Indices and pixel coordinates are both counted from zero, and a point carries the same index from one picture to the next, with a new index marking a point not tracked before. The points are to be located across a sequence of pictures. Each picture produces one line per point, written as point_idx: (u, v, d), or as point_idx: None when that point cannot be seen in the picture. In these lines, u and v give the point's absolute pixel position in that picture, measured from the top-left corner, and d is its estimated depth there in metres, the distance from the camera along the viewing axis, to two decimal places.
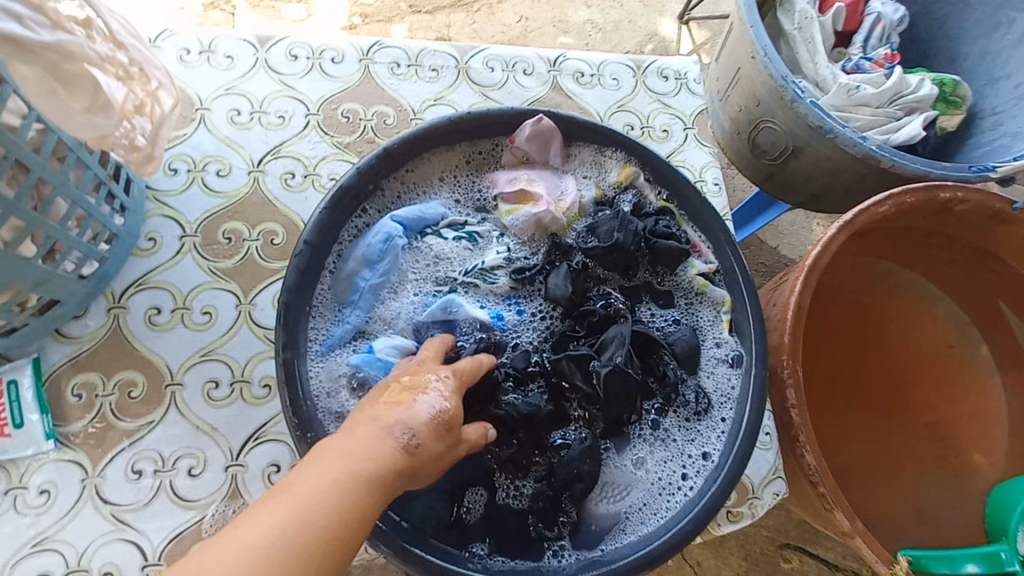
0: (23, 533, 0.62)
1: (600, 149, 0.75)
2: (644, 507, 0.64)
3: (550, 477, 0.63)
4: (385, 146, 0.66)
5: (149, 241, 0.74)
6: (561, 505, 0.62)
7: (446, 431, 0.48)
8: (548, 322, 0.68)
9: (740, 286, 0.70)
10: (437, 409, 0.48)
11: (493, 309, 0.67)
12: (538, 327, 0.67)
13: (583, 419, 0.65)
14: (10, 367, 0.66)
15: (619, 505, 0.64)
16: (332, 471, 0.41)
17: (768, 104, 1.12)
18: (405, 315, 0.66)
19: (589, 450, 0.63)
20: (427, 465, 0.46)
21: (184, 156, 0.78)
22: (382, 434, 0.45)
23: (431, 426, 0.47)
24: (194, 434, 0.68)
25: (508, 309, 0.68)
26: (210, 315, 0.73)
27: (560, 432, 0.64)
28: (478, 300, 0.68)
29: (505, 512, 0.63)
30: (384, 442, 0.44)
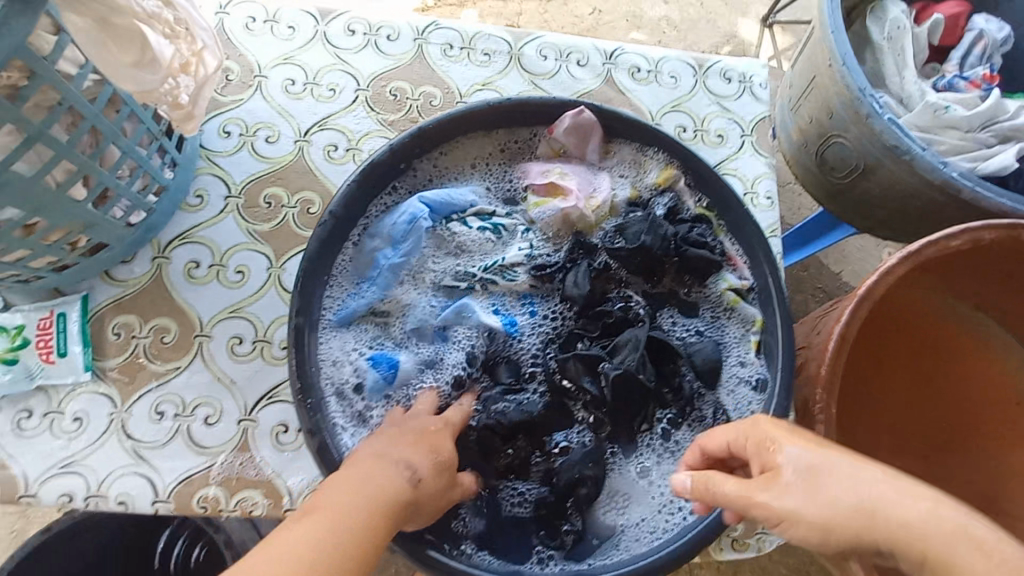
0: (55, 453, 0.68)
1: (642, 148, 0.72)
2: (642, 523, 0.61)
3: (552, 480, 0.61)
4: (421, 125, 0.66)
5: (197, 198, 0.78)
6: (567, 513, 0.60)
7: (442, 472, 0.52)
8: (559, 323, 0.66)
9: (774, 306, 0.65)
10: (433, 456, 0.52)
11: (508, 316, 0.66)
12: (545, 330, 0.66)
13: (590, 422, 0.63)
14: (63, 301, 0.72)
15: (616, 516, 0.62)
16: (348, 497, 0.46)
17: (841, 117, 1.04)
18: (419, 311, 0.66)
19: (591, 453, 0.61)
20: (425, 502, 0.51)
21: (237, 120, 0.82)
22: (390, 468, 0.49)
23: (430, 465, 0.51)
24: (214, 385, 0.72)
25: (522, 312, 0.67)
26: (243, 274, 0.76)
27: (564, 434, 0.63)
28: (492, 302, 0.67)
29: (506, 520, 0.60)
30: (393, 476, 0.49)
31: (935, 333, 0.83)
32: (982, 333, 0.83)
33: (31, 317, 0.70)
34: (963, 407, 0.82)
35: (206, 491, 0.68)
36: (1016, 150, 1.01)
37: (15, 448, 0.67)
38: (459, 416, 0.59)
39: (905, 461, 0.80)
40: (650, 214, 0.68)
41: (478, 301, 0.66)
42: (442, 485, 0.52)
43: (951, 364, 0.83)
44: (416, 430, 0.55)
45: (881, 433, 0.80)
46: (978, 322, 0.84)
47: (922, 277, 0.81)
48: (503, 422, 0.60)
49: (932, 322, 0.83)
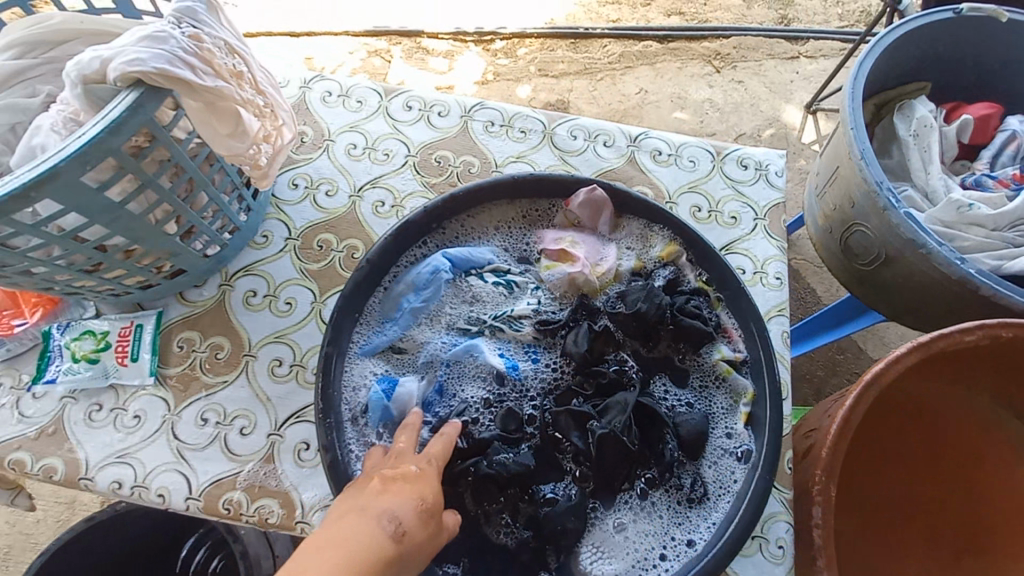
0: (114, 444, 0.78)
1: (649, 224, 0.79)
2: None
3: (536, 529, 0.63)
4: (452, 192, 0.77)
5: (263, 237, 0.91)
6: (545, 559, 0.63)
7: (427, 520, 0.53)
8: (558, 374, 0.72)
9: (764, 378, 0.69)
10: (419, 504, 0.53)
11: (511, 359, 0.73)
12: (547, 377, 0.72)
13: (575, 475, 0.66)
14: (142, 314, 0.85)
15: (590, 563, 0.64)
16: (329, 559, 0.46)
17: (862, 207, 1.07)
18: (433, 348, 0.75)
19: (576, 507, 0.63)
20: (414, 553, 0.51)
21: (305, 175, 0.96)
22: (375, 519, 0.50)
23: (414, 514, 0.52)
24: (252, 400, 0.82)
25: (525, 358, 0.73)
26: (291, 305, 0.87)
27: (550, 486, 0.66)
28: (500, 345, 0.74)
29: (492, 547, 0.63)
30: (376, 526, 0.50)
31: (953, 429, 0.83)
32: (1009, 435, 0.82)
33: (115, 325, 0.84)
34: (980, 509, 0.79)
35: (232, 494, 0.76)
36: None
37: (83, 435, 0.79)
38: (438, 447, 0.61)
39: (908, 549, 0.78)
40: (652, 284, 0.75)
41: (486, 345, 0.74)
42: (428, 535, 0.52)
43: (973, 464, 0.81)
44: (402, 476, 0.56)
45: (885, 521, 0.80)
46: (1004, 423, 0.82)
47: (938, 368, 0.82)
48: (500, 469, 0.63)
49: (949, 416, 0.83)
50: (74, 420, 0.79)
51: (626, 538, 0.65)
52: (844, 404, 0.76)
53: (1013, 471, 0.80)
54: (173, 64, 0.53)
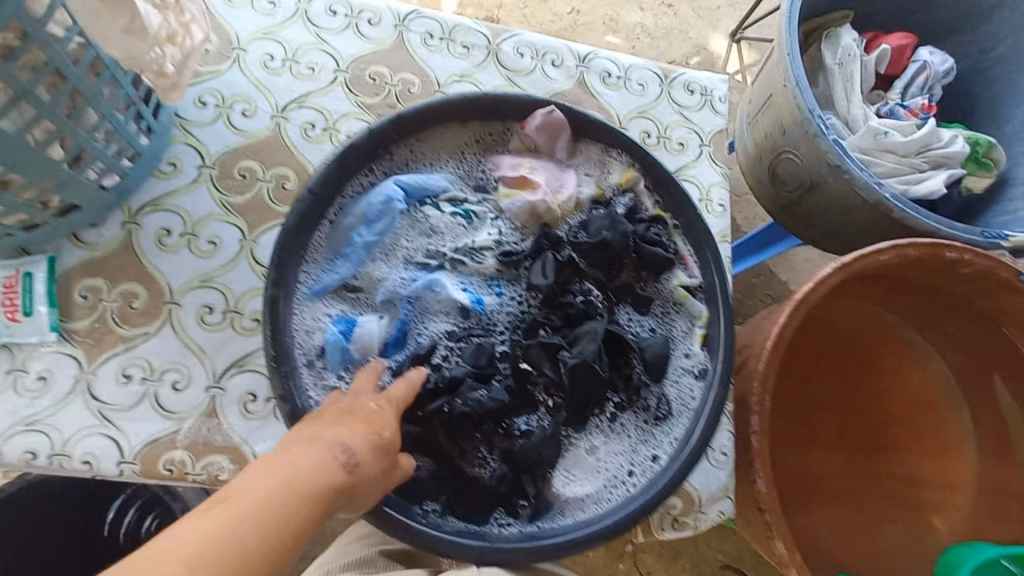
0: (18, 412, 0.68)
1: (606, 149, 0.77)
2: (589, 496, 0.66)
3: (513, 460, 0.65)
4: (399, 112, 0.69)
5: (170, 165, 0.79)
6: (524, 488, 0.65)
7: (383, 455, 0.51)
8: (525, 308, 0.71)
9: (717, 301, 0.72)
10: (373, 438, 0.51)
11: (475, 293, 0.70)
12: (513, 311, 0.71)
13: (548, 407, 0.67)
14: (27, 261, 0.71)
15: (562, 483, 0.66)
16: (273, 481, 0.42)
17: (792, 135, 1.12)
18: (391, 284, 0.70)
19: (550, 437, 0.65)
20: (364, 485, 0.49)
21: (215, 92, 0.82)
22: (327, 447, 0.47)
23: (370, 448, 0.51)
24: (183, 352, 0.73)
25: (489, 292, 0.71)
26: (215, 245, 0.77)
27: (525, 418, 0.67)
28: (462, 280, 0.71)
29: (469, 484, 0.64)
30: (329, 456, 0.47)
31: (864, 342, 0.94)
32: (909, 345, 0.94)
33: None
34: (881, 410, 0.92)
35: (173, 454, 0.70)
36: (944, 176, 1.12)
37: None
38: (401, 391, 0.59)
39: (827, 443, 0.90)
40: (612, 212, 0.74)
41: (448, 279, 0.70)
42: (382, 469, 0.51)
43: (878, 371, 0.94)
44: (358, 412, 0.54)
45: (807, 425, 0.91)
46: (903, 332, 0.95)
47: (855, 287, 0.91)
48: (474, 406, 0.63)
49: (861, 330, 0.94)
50: None
51: (596, 458, 0.68)
52: (778, 323, 0.82)
53: (904, 371, 0.94)
54: None
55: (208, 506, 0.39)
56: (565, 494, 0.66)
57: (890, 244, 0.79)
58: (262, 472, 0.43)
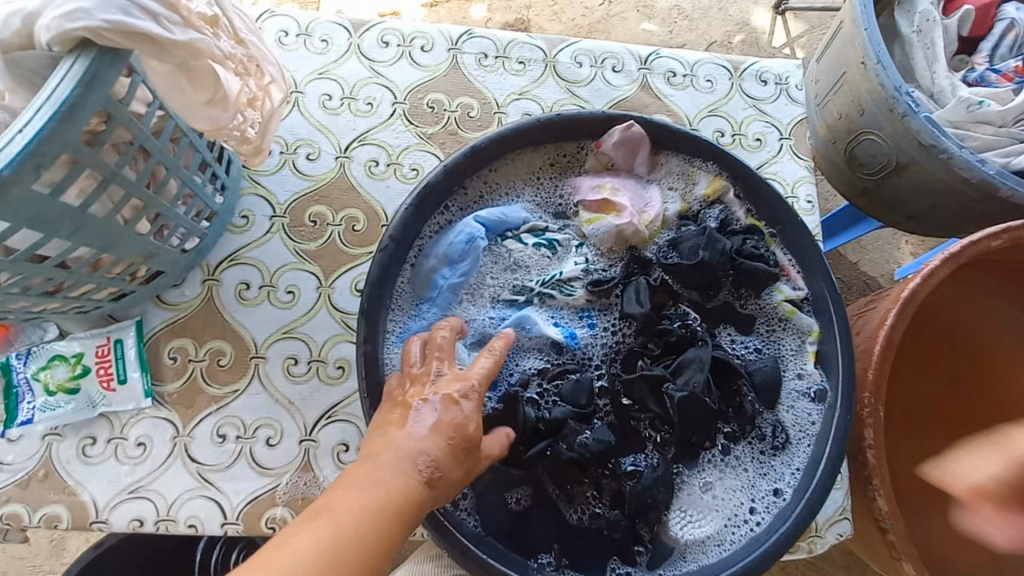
0: (121, 479, 0.69)
1: (689, 159, 0.71)
2: (710, 538, 0.62)
3: (623, 505, 0.61)
4: (472, 144, 0.66)
5: (242, 219, 0.78)
6: (639, 533, 0.61)
7: (462, 457, 0.49)
8: (619, 337, 0.67)
9: (831, 313, 0.66)
10: (454, 444, 0.48)
11: (567, 327, 0.67)
12: (608, 343, 0.67)
13: (655, 443, 0.63)
14: (117, 327, 0.72)
15: (679, 527, 0.62)
16: (363, 500, 0.43)
17: (872, 114, 0.95)
18: (479, 325, 0.67)
19: (663, 478, 0.61)
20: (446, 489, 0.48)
21: (278, 138, 0.81)
22: (407, 457, 0.46)
23: (449, 452, 0.48)
24: (273, 407, 0.73)
25: (581, 325, 0.67)
26: (294, 294, 0.77)
27: (631, 458, 0.63)
28: (552, 314, 0.68)
29: (579, 531, 0.61)
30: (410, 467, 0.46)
31: (978, 339, 0.84)
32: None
33: (88, 344, 0.71)
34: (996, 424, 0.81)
35: (274, 511, 0.69)
36: None
37: (82, 475, 0.68)
38: (487, 364, 0.53)
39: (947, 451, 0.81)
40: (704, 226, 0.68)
41: (538, 314, 0.67)
42: (463, 473, 0.49)
43: (984, 376, 0.83)
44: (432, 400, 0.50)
45: (916, 439, 0.82)
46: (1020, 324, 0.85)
47: (951, 278, 0.83)
48: (583, 451, 0.60)
49: (972, 325, 0.85)
50: (66, 459, 0.69)
51: (708, 496, 0.63)
52: (884, 324, 0.75)
53: None
54: (128, 13, 0.40)
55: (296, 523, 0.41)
56: (685, 537, 0.61)
57: (994, 230, 0.73)
58: (346, 486, 0.44)
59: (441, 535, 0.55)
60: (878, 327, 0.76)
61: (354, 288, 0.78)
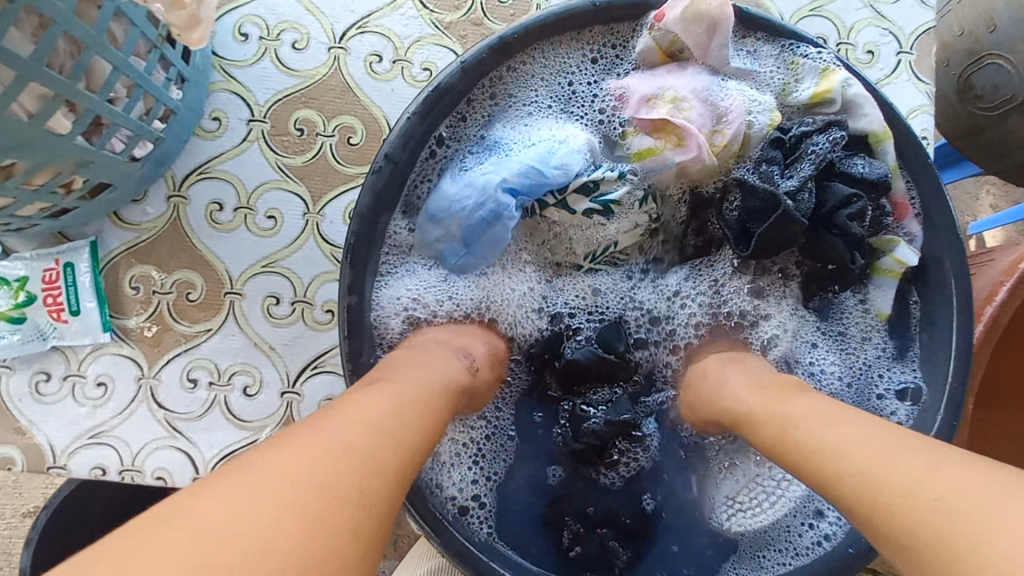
0: (81, 422, 0.60)
1: (789, 43, 0.53)
2: (770, 540, 0.51)
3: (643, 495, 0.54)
4: (500, 35, 0.50)
5: (213, 121, 0.64)
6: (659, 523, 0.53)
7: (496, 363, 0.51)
8: (684, 312, 0.55)
9: (950, 286, 0.51)
10: (490, 347, 0.51)
11: (603, 294, 0.56)
12: (657, 315, 0.56)
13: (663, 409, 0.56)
14: (67, 249, 0.61)
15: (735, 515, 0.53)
16: (398, 399, 0.37)
17: (1008, 25, 0.58)
18: (516, 305, 0.54)
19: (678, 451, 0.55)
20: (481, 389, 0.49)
21: (255, 18, 0.65)
22: (450, 350, 0.47)
23: (485, 354, 0.50)
24: (250, 351, 0.62)
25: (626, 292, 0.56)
26: (275, 220, 0.63)
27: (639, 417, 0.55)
28: (591, 288, 0.56)
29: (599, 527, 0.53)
30: (452, 360, 0.45)
31: None
32: None
33: (34, 267, 0.60)
34: None
35: None
36: None
37: (36, 414, 0.60)
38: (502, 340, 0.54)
39: None
40: (798, 178, 0.50)
41: (571, 288, 0.56)
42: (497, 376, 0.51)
43: None
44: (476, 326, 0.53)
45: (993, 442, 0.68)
46: None
47: None
48: (589, 440, 0.52)
49: None
50: (19, 396, 0.60)
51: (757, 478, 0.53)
52: (993, 301, 0.60)
53: None
54: None
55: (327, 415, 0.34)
56: (734, 530, 0.53)
57: None
58: (382, 386, 0.38)
59: (437, 537, 0.45)
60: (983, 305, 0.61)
61: (347, 217, 0.64)
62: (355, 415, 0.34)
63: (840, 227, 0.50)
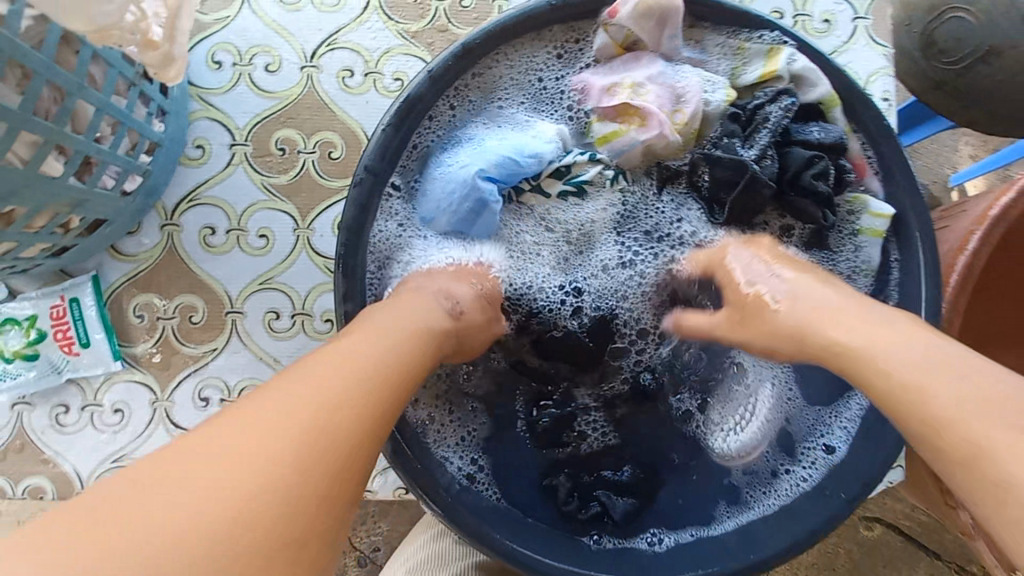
0: (103, 448, 0.63)
1: (734, 32, 0.55)
2: (755, 483, 0.56)
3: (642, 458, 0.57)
4: (463, 40, 0.51)
5: (197, 149, 0.66)
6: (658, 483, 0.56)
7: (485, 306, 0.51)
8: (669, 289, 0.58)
9: (916, 237, 0.54)
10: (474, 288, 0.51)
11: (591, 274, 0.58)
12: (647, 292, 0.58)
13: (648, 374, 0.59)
14: (71, 285, 0.63)
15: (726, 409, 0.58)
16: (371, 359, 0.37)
17: None
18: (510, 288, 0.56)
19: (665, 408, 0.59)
20: (468, 333, 0.49)
21: (227, 45, 0.67)
22: (431, 296, 0.46)
23: (473, 298, 0.50)
24: (257, 365, 0.65)
25: (615, 269, 0.58)
26: (267, 239, 0.66)
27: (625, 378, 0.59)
28: (578, 272, 0.58)
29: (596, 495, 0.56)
30: (433, 305, 0.46)
31: None
32: None
33: (42, 305, 0.63)
34: None
35: None
36: None
37: (60, 445, 0.63)
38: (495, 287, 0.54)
39: None
40: (758, 148, 0.53)
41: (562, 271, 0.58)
42: (487, 318, 0.51)
43: None
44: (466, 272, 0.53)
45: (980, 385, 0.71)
46: None
47: None
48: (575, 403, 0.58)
49: None
50: (41, 429, 0.63)
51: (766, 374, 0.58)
52: (964, 251, 0.63)
53: None
54: None
55: (288, 385, 0.34)
56: (727, 451, 0.56)
57: None
58: (349, 343, 0.39)
59: (446, 515, 0.48)
60: (957, 256, 0.63)
61: (336, 228, 0.66)
62: (318, 388, 0.34)
63: (808, 188, 0.54)
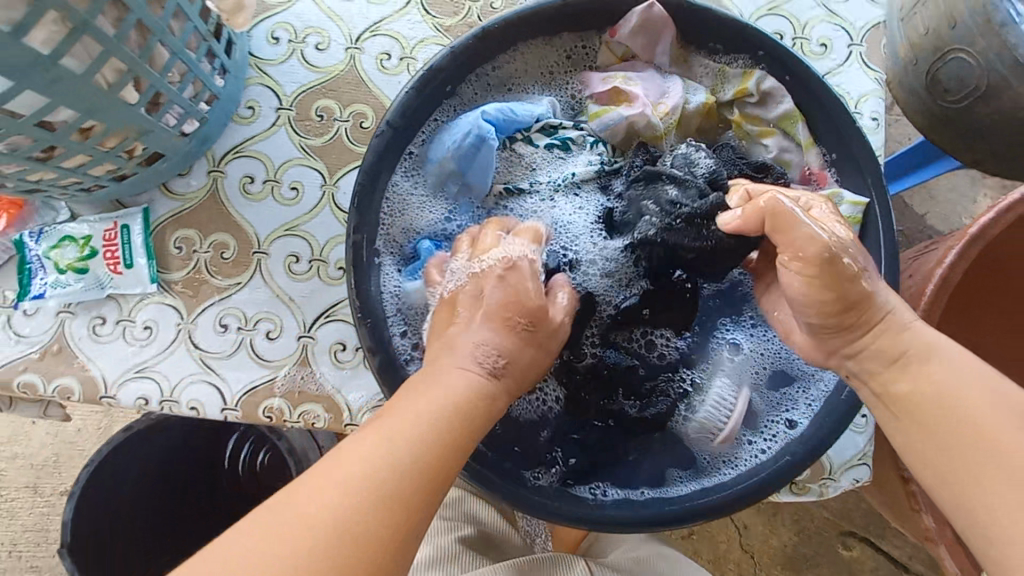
0: (129, 359, 0.70)
1: (710, 56, 0.64)
2: (717, 456, 0.60)
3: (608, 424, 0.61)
4: (485, 25, 0.59)
5: (248, 109, 0.75)
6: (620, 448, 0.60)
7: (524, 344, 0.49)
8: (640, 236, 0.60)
9: (880, 232, 0.58)
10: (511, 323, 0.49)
11: (563, 220, 0.64)
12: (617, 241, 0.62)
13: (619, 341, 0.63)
14: (124, 213, 0.72)
15: (712, 358, 0.64)
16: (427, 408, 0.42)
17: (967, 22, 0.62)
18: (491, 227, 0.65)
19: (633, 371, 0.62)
20: (516, 373, 0.48)
21: (286, 25, 0.77)
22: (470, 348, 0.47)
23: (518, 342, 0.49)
24: (274, 302, 0.72)
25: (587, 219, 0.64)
26: (298, 191, 0.74)
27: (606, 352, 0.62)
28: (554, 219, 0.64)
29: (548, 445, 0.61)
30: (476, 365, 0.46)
31: None
32: None
33: (97, 228, 0.72)
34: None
35: (271, 402, 0.70)
36: None
37: (92, 352, 0.70)
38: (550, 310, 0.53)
39: None
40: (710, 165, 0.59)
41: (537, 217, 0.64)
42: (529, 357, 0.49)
43: None
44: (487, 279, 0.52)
45: None
46: None
47: None
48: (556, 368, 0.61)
49: None
50: (79, 336, 0.71)
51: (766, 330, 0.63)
52: (941, 263, 0.65)
53: None
54: None
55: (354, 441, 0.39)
56: (690, 423, 0.61)
57: None
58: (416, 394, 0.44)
59: None
60: (935, 266, 0.67)
61: None
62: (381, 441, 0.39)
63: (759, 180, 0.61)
